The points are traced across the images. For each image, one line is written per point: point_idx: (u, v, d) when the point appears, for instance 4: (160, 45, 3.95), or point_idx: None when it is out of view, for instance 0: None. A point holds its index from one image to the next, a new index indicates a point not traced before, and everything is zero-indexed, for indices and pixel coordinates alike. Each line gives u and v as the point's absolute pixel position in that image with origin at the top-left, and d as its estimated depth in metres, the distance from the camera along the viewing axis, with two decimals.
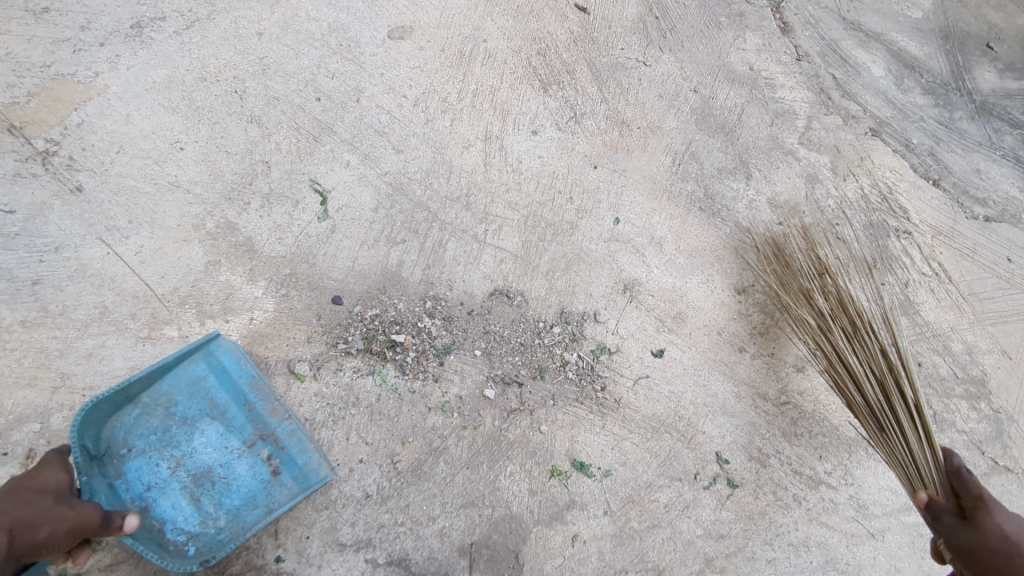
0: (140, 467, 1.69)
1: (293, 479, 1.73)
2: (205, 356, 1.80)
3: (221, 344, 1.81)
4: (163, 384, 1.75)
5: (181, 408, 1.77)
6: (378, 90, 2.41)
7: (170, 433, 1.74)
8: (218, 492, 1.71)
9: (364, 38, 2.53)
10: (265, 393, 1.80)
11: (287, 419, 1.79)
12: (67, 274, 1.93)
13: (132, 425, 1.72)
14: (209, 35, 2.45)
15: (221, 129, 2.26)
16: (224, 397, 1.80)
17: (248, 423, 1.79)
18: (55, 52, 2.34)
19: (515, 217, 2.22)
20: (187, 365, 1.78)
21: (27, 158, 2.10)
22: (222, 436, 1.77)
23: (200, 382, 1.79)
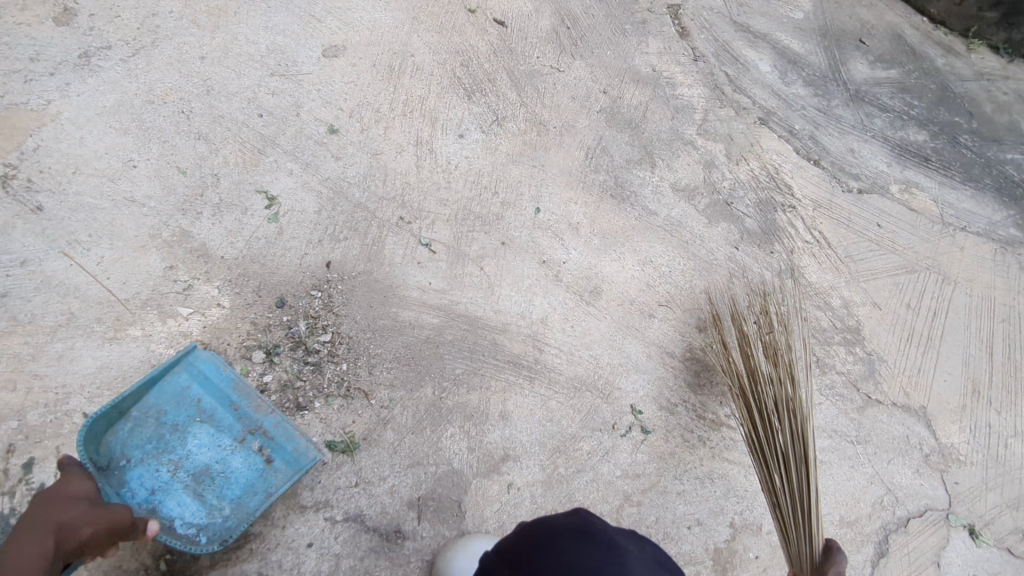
0: (141, 474, 1.84)
1: (286, 463, 1.92)
2: (186, 367, 1.97)
3: (199, 355, 1.98)
4: (151, 397, 1.92)
5: (171, 416, 1.93)
6: (316, 104, 2.65)
7: (165, 440, 1.90)
8: (219, 485, 1.88)
9: (300, 57, 2.76)
10: (247, 392, 1.98)
11: (271, 413, 1.97)
12: (33, 285, 2.11)
13: (128, 438, 1.87)
14: (154, 61, 2.66)
15: (171, 147, 2.46)
16: (210, 400, 1.96)
17: (236, 421, 1.96)
18: (6, 83, 2.50)
19: (446, 212, 2.49)
20: (169, 378, 1.95)
21: None
22: (214, 436, 1.94)
23: (185, 391, 1.95)
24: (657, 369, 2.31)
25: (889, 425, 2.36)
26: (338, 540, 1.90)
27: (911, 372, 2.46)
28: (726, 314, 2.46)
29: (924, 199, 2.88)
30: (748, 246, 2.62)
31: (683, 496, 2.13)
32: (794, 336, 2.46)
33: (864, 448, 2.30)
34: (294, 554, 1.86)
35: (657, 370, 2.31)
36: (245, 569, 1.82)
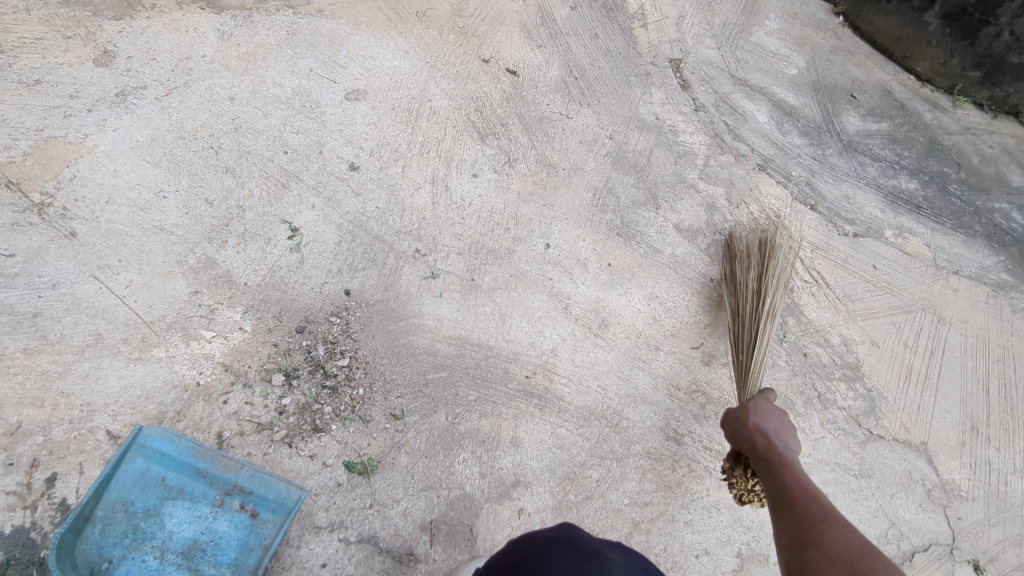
0: (130, 569, 1.85)
1: (272, 512, 1.94)
2: (138, 450, 1.94)
3: (147, 434, 1.95)
4: (112, 491, 1.89)
5: (139, 504, 1.91)
6: (338, 143, 2.79)
7: (141, 529, 1.90)
8: (212, 553, 1.91)
9: (324, 100, 2.93)
10: (209, 456, 1.96)
11: (240, 469, 1.97)
12: (64, 307, 2.19)
13: (102, 539, 1.86)
14: (187, 100, 2.82)
15: (199, 179, 2.58)
16: (174, 475, 1.95)
17: (209, 487, 1.96)
18: (47, 117, 2.65)
19: (461, 246, 2.60)
20: (124, 466, 1.92)
21: (25, 210, 2.38)
22: (191, 509, 1.94)
23: (144, 474, 1.93)
24: (663, 400, 2.37)
25: (891, 460, 2.40)
26: (352, 561, 1.93)
27: (911, 409, 2.52)
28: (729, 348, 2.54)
29: (917, 243, 3.00)
30: None
31: (690, 525, 2.17)
32: (796, 370, 2.54)
33: (867, 481, 2.35)
34: None
35: (664, 401, 2.37)
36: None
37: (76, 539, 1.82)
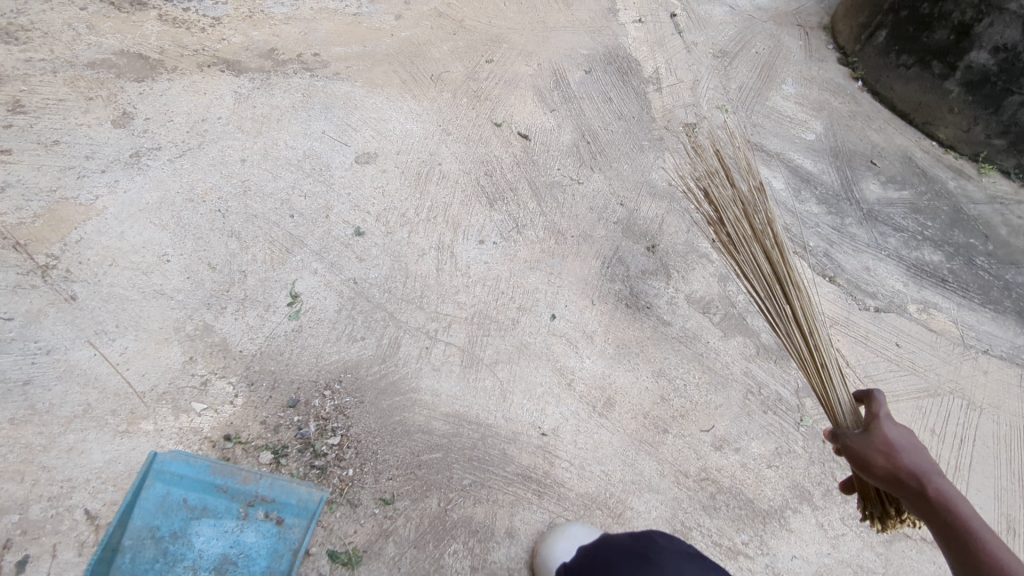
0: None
1: (297, 516, 1.96)
2: (156, 476, 1.96)
3: (163, 459, 1.98)
4: (135, 519, 1.90)
5: (164, 528, 1.91)
6: (345, 207, 2.78)
7: (170, 552, 1.89)
8: (243, 566, 1.89)
9: (335, 162, 2.93)
10: (228, 471, 1.99)
11: (260, 479, 1.99)
12: (58, 374, 2.16)
13: (131, 567, 1.85)
14: (199, 162, 2.83)
15: (204, 243, 2.57)
16: (194, 496, 1.96)
17: (231, 502, 1.97)
18: (61, 178, 2.68)
19: (463, 315, 2.54)
20: (145, 492, 1.94)
21: (28, 272, 2.38)
22: (216, 525, 1.94)
23: (165, 498, 1.94)
24: (671, 489, 2.23)
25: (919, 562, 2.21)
26: None
27: None
28: (742, 432, 2.40)
29: (943, 320, 2.86)
30: (764, 362, 2.60)
31: None
32: (814, 458, 2.39)
33: None
34: None
35: (671, 490, 2.23)
36: None
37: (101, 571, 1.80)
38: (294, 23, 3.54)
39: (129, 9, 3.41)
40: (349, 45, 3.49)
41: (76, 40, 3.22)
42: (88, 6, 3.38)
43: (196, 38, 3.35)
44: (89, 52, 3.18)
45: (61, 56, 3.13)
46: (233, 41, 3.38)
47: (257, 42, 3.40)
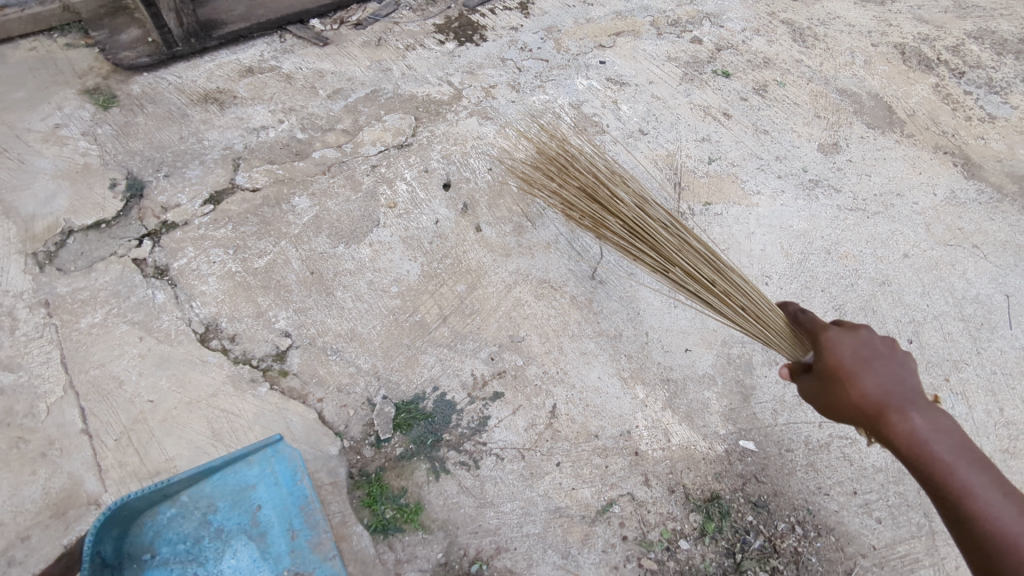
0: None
1: None
2: (261, 460, 1.81)
3: (280, 449, 1.82)
4: (206, 484, 1.78)
5: (219, 517, 1.77)
6: (977, 383, 2.12)
7: (200, 546, 1.73)
8: None
9: (1005, 330, 2.25)
10: (311, 521, 1.75)
11: (326, 560, 1.70)
12: (621, 294, 2.30)
13: (163, 526, 1.74)
14: (863, 226, 2.55)
15: (808, 296, 2.32)
16: (267, 513, 1.78)
17: (286, 553, 1.73)
18: (745, 160, 2.79)
19: None
20: (239, 467, 1.80)
21: (668, 209, 2.58)
22: (253, 563, 1.73)
23: (245, 489, 1.79)
24: None
25: None
26: None
27: None
28: None
29: None
30: None
31: None
32: None
33: None
34: None
35: None
36: None
37: (146, 509, 1.72)
38: None
39: (914, 64, 3.28)
40: None
41: (847, 66, 3.28)
42: (879, 45, 3.39)
43: (954, 122, 3.00)
44: (848, 80, 3.21)
45: (824, 72, 3.25)
46: (990, 145, 2.91)
47: (1016, 161, 2.85)
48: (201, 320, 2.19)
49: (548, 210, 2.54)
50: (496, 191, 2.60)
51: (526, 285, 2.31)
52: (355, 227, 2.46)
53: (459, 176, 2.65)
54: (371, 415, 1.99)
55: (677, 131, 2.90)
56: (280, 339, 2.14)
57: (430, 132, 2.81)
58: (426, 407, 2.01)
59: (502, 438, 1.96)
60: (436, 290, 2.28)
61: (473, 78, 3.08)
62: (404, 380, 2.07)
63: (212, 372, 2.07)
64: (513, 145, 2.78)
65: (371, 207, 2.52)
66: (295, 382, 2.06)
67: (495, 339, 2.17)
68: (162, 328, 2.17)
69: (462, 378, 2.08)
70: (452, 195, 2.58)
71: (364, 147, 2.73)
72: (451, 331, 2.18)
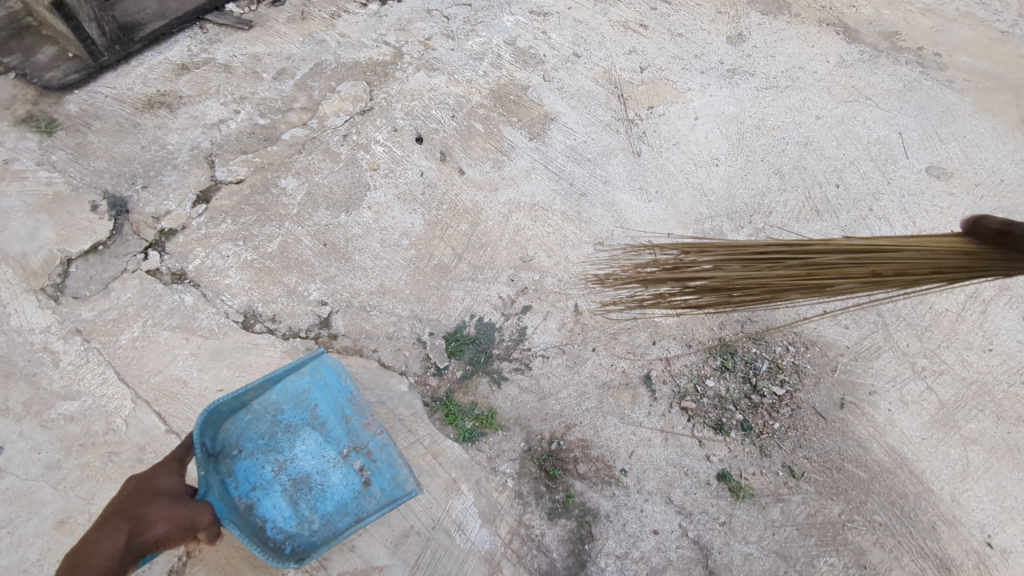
0: (248, 468, 1.96)
1: (381, 490, 1.94)
2: (312, 369, 2.06)
3: (325, 360, 2.07)
4: (272, 392, 2.03)
5: (285, 416, 2.04)
6: (893, 206, 2.62)
7: (275, 439, 2.02)
8: (314, 497, 1.95)
9: (904, 160, 2.76)
10: (360, 408, 2.05)
11: (377, 434, 2.02)
12: (603, 201, 2.63)
13: (243, 429, 2.00)
14: (780, 101, 2.97)
15: (751, 168, 2.73)
16: (324, 408, 2.06)
17: (345, 434, 2.04)
18: (670, 64, 3.12)
19: (963, 373, 2.23)
20: (295, 376, 2.05)
21: (619, 119, 2.89)
22: (320, 445, 2.03)
23: (303, 392, 2.06)
24: None
25: None
26: (677, 551, 1.93)
27: None
28: None
29: None
30: None
31: None
32: None
33: None
34: (639, 526, 1.96)
35: None
36: (591, 507, 1.98)
37: (228, 417, 1.97)
38: (932, 15, 3.34)
39: None
40: (979, 58, 3.15)
41: None
42: None
43: None
44: None
45: None
46: (862, 10, 3.37)
47: (885, 20, 3.33)
48: (237, 310, 2.34)
49: (518, 142, 2.80)
50: (466, 135, 2.82)
51: (521, 211, 2.59)
52: (349, 195, 2.62)
53: (427, 128, 2.84)
54: (425, 350, 2.26)
55: (606, 49, 3.18)
56: (320, 308, 2.35)
57: (385, 93, 2.95)
58: (470, 332, 2.29)
59: (542, 341, 2.28)
60: (444, 234, 2.52)
61: (406, 35, 3.19)
62: (443, 315, 2.33)
63: (268, 351, 2.26)
64: (467, 90, 2.98)
65: (357, 174, 2.69)
66: (347, 341, 2.28)
67: (509, 263, 2.45)
68: (203, 326, 2.30)
69: (493, 301, 2.36)
70: (427, 147, 2.78)
71: (329, 120, 2.85)
72: (469, 265, 2.45)
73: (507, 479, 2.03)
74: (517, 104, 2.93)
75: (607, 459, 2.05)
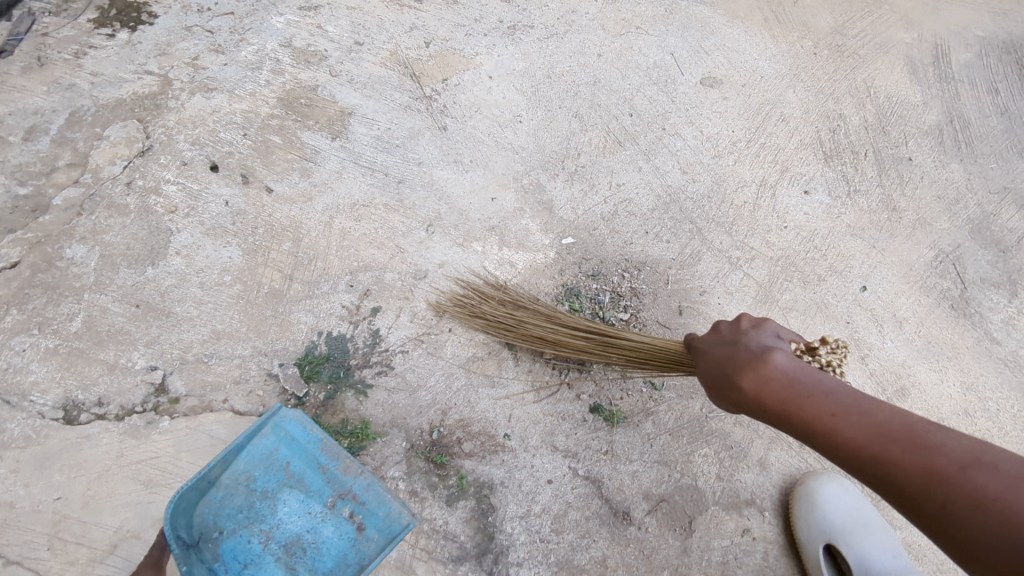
0: (234, 546, 1.88)
1: (377, 532, 1.89)
2: (273, 429, 1.94)
3: (285, 415, 1.93)
4: (239, 463, 1.91)
5: (260, 483, 1.94)
6: (681, 121, 2.85)
7: (255, 508, 1.93)
8: (310, 556, 1.90)
9: (680, 78, 2.99)
10: (333, 455, 1.94)
11: (358, 476, 1.92)
12: (421, 183, 2.61)
13: (218, 508, 1.89)
14: (563, 46, 3.08)
15: (552, 117, 2.83)
16: (297, 463, 1.96)
17: (325, 484, 1.96)
18: (453, 32, 3.10)
19: (769, 253, 2.52)
20: (258, 440, 1.93)
21: (417, 98, 2.87)
22: (303, 503, 1.95)
23: (272, 454, 1.95)
24: None
25: None
26: (573, 491, 2.03)
27: None
28: None
29: None
30: None
31: None
32: None
33: None
34: (533, 482, 2.03)
35: None
36: (486, 480, 2.02)
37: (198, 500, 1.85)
38: None
39: None
40: None
41: None
42: None
43: None
44: None
45: None
46: None
47: None
48: (54, 406, 2.07)
49: (320, 145, 2.69)
50: (263, 150, 2.66)
51: (342, 214, 2.51)
52: (151, 246, 2.40)
53: (220, 153, 2.64)
54: (280, 384, 2.15)
55: (386, 31, 3.09)
56: (150, 375, 2.14)
57: (162, 128, 2.69)
58: (322, 351, 2.21)
59: (397, 337, 2.25)
60: (267, 259, 2.39)
61: (169, 59, 2.90)
62: (289, 342, 2.23)
63: (103, 439, 2.03)
64: (252, 104, 2.79)
65: (154, 221, 2.45)
66: (193, 400, 2.12)
67: (345, 270, 2.38)
68: (15, 437, 2.02)
69: (337, 313, 2.29)
70: (224, 173, 2.59)
71: (104, 170, 2.56)
72: (303, 283, 2.34)
73: (398, 482, 2.00)
74: (309, 106, 2.81)
75: (488, 429, 2.09)
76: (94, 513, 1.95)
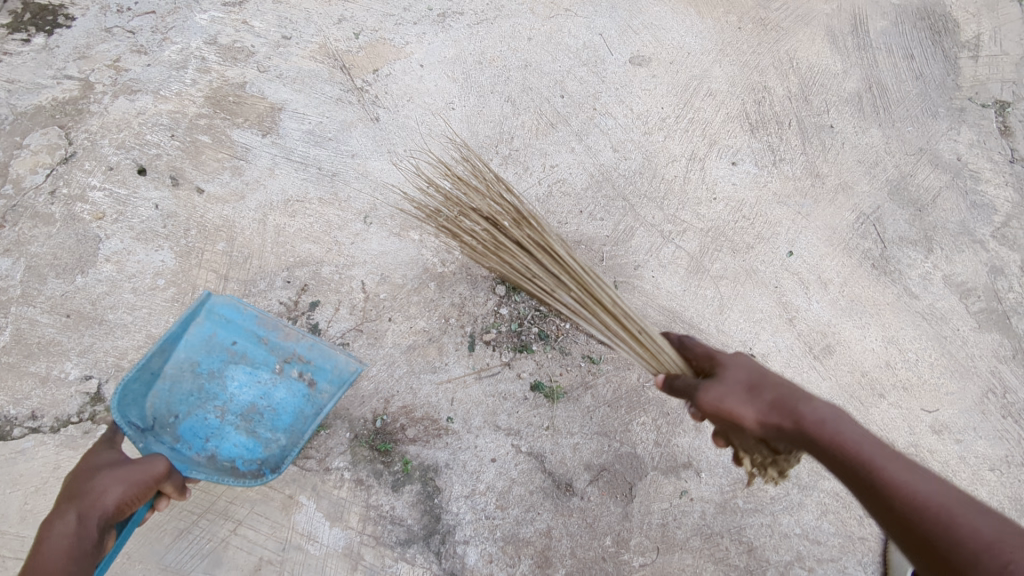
0: (193, 425, 2.03)
1: (328, 385, 2.06)
2: (206, 314, 2.06)
3: (214, 300, 2.05)
4: (178, 352, 2.04)
5: (204, 365, 2.08)
6: (611, 101, 2.90)
7: (205, 389, 2.08)
8: (269, 418, 2.08)
9: (610, 58, 3.03)
10: (271, 325, 2.08)
11: (300, 339, 2.08)
12: (355, 174, 2.61)
13: (170, 394, 2.03)
14: (494, 31, 3.08)
15: (484, 102, 2.85)
16: (238, 342, 2.10)
17: (266, 354, 2.11)
18: (382, 23, 3.06)
19: (700, 225, 2.60)
20: (194, 328, 2.05)
21: (348, 90, 2.85)
22: (249, 374, 2.12)
23: (209, 338, 2.08)
24: None
25: None
26: (516, 467, 2.08)
27: None
28: (970, 426, 2.34)
29: None
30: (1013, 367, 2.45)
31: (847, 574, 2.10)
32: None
33: None
34: (477, 461, 2.07)
35: None
36: (430, 464, 2.05)
37: (148, 392, 1.98)
38: None
39: None
40: None
41: None
42: None
43: None
44: None
45: None
46: None
47: None
48: None
49: (251, 142, 2.66)
50: (192, 151, 2.62)
51: (276, 211, 2.49)
52: (79, 255, 2.35)
53: (147, 156, 2.59)
54: None
55: (315, 25, 3.03)
56: (85, 384, 2.11)
57: (85, 133, 2.63)
58: None
59: (336, 329, 2.26)
60: (200, 260, 2.37)
61: (89, 62, 2.81)
62: None
63: (39, 452, 2.01)
64: (178, 104, 2.74)
65: (81, 229, 2.40)
66: None
67: (280, 266, 2.37)
68: None
69: (275, 310, 2.29)
70: (153, 176, 2.54)
71: (26, 180, 2.49)
72: (239, 282, 2.33)
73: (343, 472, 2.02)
74: (237, 103, 2.77)
75: (431, 414, 2.13)
76: (33, 526, 1.93)
